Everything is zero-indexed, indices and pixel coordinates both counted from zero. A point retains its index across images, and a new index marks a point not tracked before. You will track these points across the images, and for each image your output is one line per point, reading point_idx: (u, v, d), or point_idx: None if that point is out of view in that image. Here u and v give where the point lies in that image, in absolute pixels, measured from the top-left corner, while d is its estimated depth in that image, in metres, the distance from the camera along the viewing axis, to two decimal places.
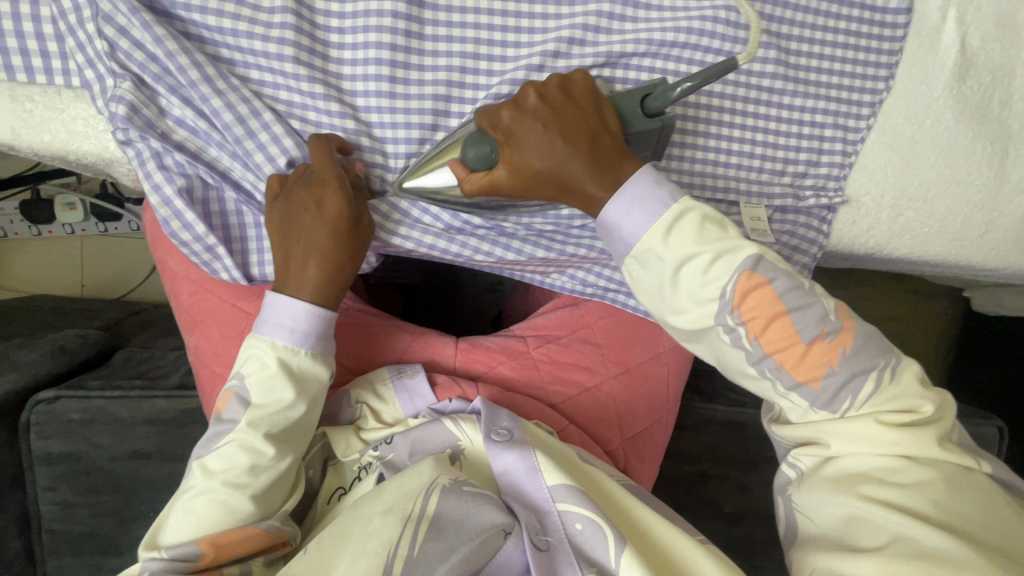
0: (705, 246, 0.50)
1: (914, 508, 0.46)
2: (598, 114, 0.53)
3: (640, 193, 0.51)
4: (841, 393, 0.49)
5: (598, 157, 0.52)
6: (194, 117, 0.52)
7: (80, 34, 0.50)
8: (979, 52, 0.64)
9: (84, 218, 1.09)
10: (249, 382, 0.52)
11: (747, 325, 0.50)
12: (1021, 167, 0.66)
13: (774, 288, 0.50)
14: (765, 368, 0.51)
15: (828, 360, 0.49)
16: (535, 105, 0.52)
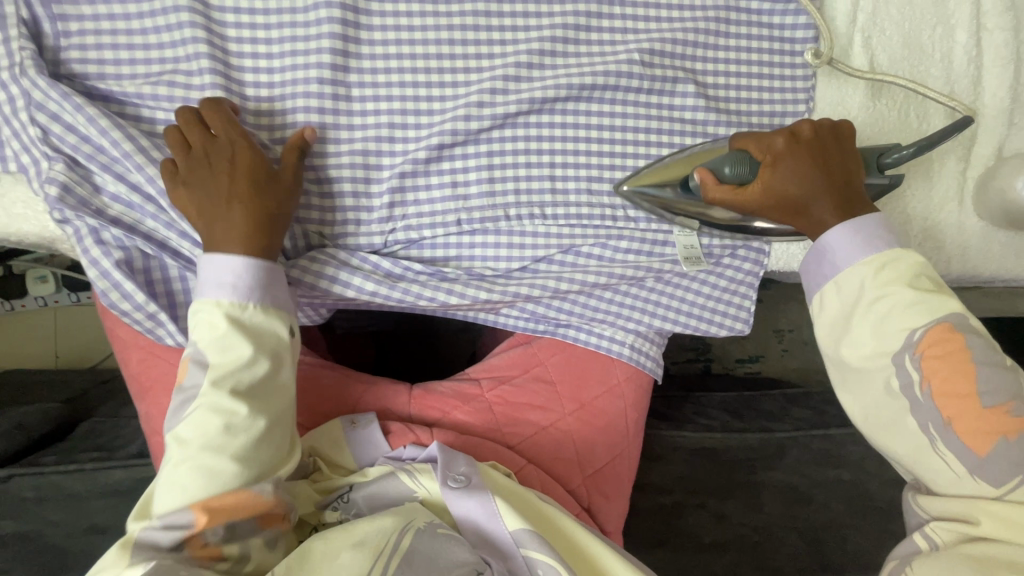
0: (917, 291, 0.50)
1: None
2: (852, 156, 0.57)
3: (861, 232, 0.53)
4: (1012, 474, 0.44)
5: (844, 192, 0.56)
6: (129, 191, 0.54)
7: (15, 122, 0.52)
8: (889, 72, 0.68)
9: (55, 290, 1.11)
10: (206, 345, 0.49)
11: (926, 370, 0.48)
12: (945, 176, 0.70)
13: (975, 348, 0.48)
14: (929, 424, 0.47)
15: (1005, 430, 0.45)
16: (808, 136, 0.57)
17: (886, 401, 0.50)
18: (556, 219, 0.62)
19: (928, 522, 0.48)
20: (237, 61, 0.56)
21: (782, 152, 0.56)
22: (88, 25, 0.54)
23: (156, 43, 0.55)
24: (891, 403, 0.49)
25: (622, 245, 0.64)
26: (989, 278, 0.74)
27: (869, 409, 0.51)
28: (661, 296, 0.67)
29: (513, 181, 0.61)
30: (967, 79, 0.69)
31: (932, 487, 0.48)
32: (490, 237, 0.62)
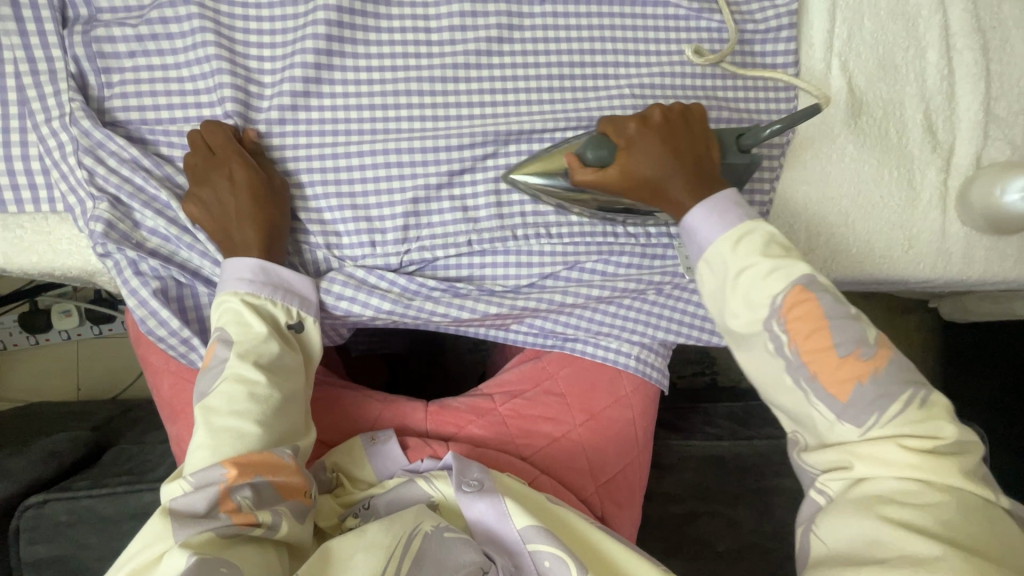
0: (771, 258, 0.52)
1: (929, 528, 0.43)
2: (703, 139, 0.59)
3: (717, 211, 0.56)
4: (873, 413, 0.48)
5: (697, 173, 0.58)
6: (166, 225, 0.58)
7: (62, 166, 0.57)
8: (869, 92, 0.72)
9: (79, 323, 1.15)
10: (228, 326, 0.55)
11: (790, 331, 0.50)
12: (929, 186, 0.73)
13: (824, 305, 0.50)
14: (801, 377, 0.50)
15: (857, 375, 0.48)
16: (659, 121, 0.59)
17: (767, 365, 0.52)
18: (560, 238, 0.66)
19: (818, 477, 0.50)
20: (258, 101, 0.62)
21: (637, 138, 0.58)
22: (130, 76, 0.59)
23: (191, 89, 0.60)
24: (771, 368, 0.52)
25: (624, 260, 0.68)
26: (981, 280, 0.78)
27: (758, 376, 0.54)
28: (663, 309, 0.70)
29: (520, 203, 0.66)
30: (941, 95, 0.73)
31: (812, 441, 0.51)
32: (499, 256, 0.66)
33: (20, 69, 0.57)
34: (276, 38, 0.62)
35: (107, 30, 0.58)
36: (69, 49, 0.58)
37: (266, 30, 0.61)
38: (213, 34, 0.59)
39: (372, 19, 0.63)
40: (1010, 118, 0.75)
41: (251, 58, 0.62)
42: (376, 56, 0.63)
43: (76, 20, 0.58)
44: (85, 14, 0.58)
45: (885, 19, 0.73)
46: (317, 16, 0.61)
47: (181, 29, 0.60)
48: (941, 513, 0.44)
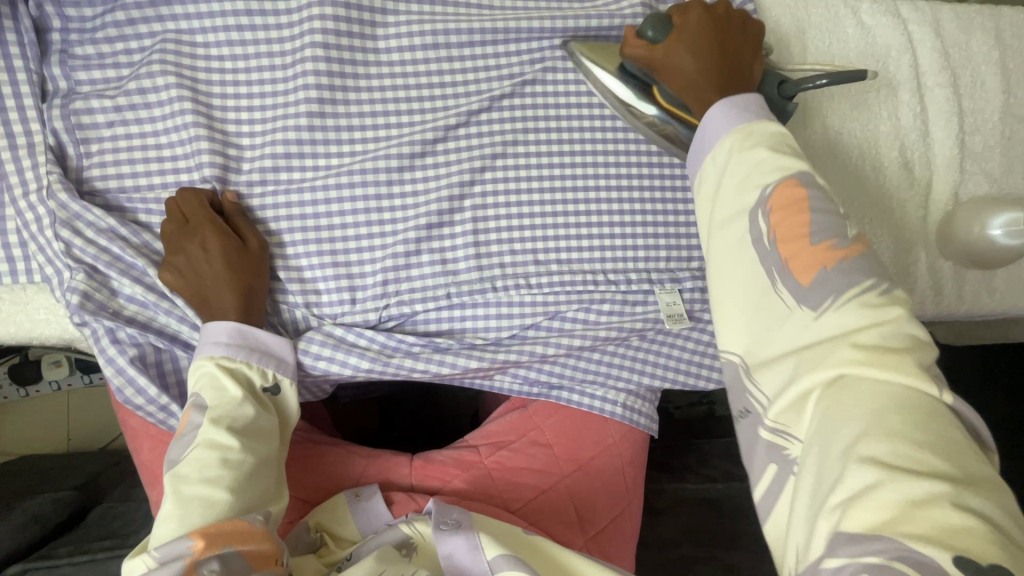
0: (772, 151, 0.48)
1: (885, 450, 0.35)
2: (751, 56, 0.58)
3: (739, 104, 0.52)
4: (833, 296, 0.42)
5: (733, 74, 0.56)
6: (143, 292, 0.58)
7: (40, 238, 0.58)
8: (846, 134, 0.73)
9: (69, 372, 1.13)
10: (202, 388, 0.55)
11: (770, 216, 0.46)
12: (910, 222, 0.74)
13: (811, 198, 0.45)
14: (771, 267, 0.45)
15: (827, 260, 0.43)
16: (718, 13, 0.57)
17: (733, 266, 0.47)
18: (541, 288, 0.66)
19: (766, 411, 0.43)
20: (236, 164, 0.62)
21: (692, 23, 0.56)
22: (108, 146, 0.60)
23: (168, 156, 0.61)
24: (738, 262, 0.47)
25: (605, 307, 0.68)
26: (969, 314, 0.77)
27: (724, 280, 0.48)
28: (647, 354, 0.70)
29: (499, 255, 0.66)
30: (916, 134, 0.74)
31: (758, 356, 0.44)
32: (480, 308, 0.66)
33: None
34: (255, 103, 0.63)
35: (86, 103, 0.60)
36: (49, 122, 0.59)
37: (244, 95, 0.62)
38: (190, 103, 0.61)
39: (348, 80, 0.63)
40: (984, 153, 0.75)
41: (229, 123, 0.62)
42: (353, 117, 0.64)
43: (55, 94, 0.60)
44: (64, 87, 0.60)
45: (855, 64, 0.74)
46: (300, 85, 0.62)
47: (159, 98, 0.61)
48: (891, 418, 0.36)
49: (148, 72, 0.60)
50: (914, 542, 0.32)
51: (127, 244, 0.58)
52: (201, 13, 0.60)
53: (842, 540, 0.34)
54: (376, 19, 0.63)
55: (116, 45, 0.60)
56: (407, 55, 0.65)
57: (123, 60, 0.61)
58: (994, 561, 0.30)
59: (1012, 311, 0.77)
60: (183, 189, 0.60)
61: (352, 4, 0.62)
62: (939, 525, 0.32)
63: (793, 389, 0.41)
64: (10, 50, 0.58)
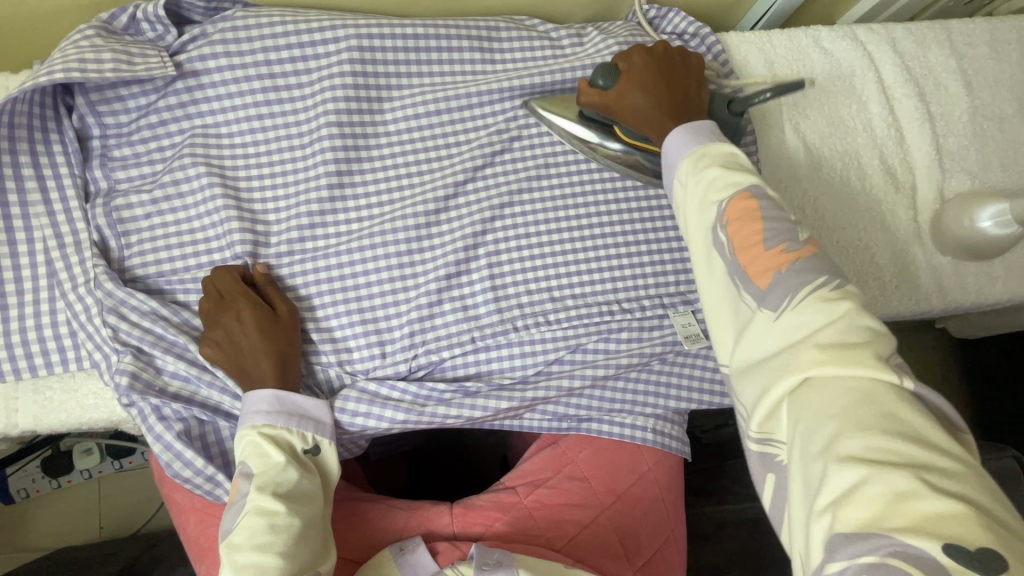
0: (726, 168, 0.51)
1: (863, 447, 0.36)
2: (698, 82, 0.63)
3: (692, 131, 0.56)
4: (789, 299, 0.43)
5: (682, 102, 0.61)
6: (186, 367, 0.61)
7: (88, 326, 0.61)
8: (824, 149, 0.78)
9: (99, 460, 1.13)
10: (250, 456, 0.57)
11: (728, 229, 0.48)
12: (902, 224, 0.77)
13: (762, 207, 0.48)
14: (734, 275, 0.47)
15: (778, 264, 0.45)
16: (660, 54, 0.63)
17: (707, 278, 0.50)
18: (560, 323, 0.69)
19: (748, 422, 0.44)
20: (265, 238, 0.67)
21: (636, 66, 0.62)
22: (148, 235, 0.65)
23: (202, 238, 0.66)
24: (710, 271, 0.49)
25: (623, 335, 0.70)
26: (973, 306, 0.79)
27: (700, 297, 0.50)
28: (670, 377, 0.72)
29: (517, 297, 0.69)
30: (892, 142, 0.79)
31: (736, 364, 0.46)
32: (504, 349, 0.68)
33: (46, 243, 0.63)
34: (279, 181, 0.68)
35: (125, 199, 0.65)
36: (93, 220, 0.64)
37: (267, 176, 0.68)
38: (220, 187, 0.66)
39: (363, 152, 0.69)
40: (960, 152, 0.80)
41: (255, 202, 0.67)
42: (371, 185, 0.69)
43: (97, 194, 0.65)
44: (105, 187, 0.66)
45: (826, 88, 0.80)
46: (319, 159, 0.68)
47: (191, 187, 0.66)
48: (860, 414, 0.37)
49: (180, 165, 0.66)
50: (902, 537, 0.32)
51: (169, 324, 0.62)
52: (227, 107, 0.67)
53: (837, 544, 0.34)
54: (381, 97, 0.70)
55: (150, 144, 0.66)
56: (413, 123, 0.71)
57: (157, 156, 0.67)
58: (983, 547, 0.30)
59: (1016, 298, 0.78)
60: (218, 266, 0.64)
61: (360, 87, 0.69)
62: (923, 516, 0.32)
63: (769, 397, 0.42)
64: (57, 159, 0.65)
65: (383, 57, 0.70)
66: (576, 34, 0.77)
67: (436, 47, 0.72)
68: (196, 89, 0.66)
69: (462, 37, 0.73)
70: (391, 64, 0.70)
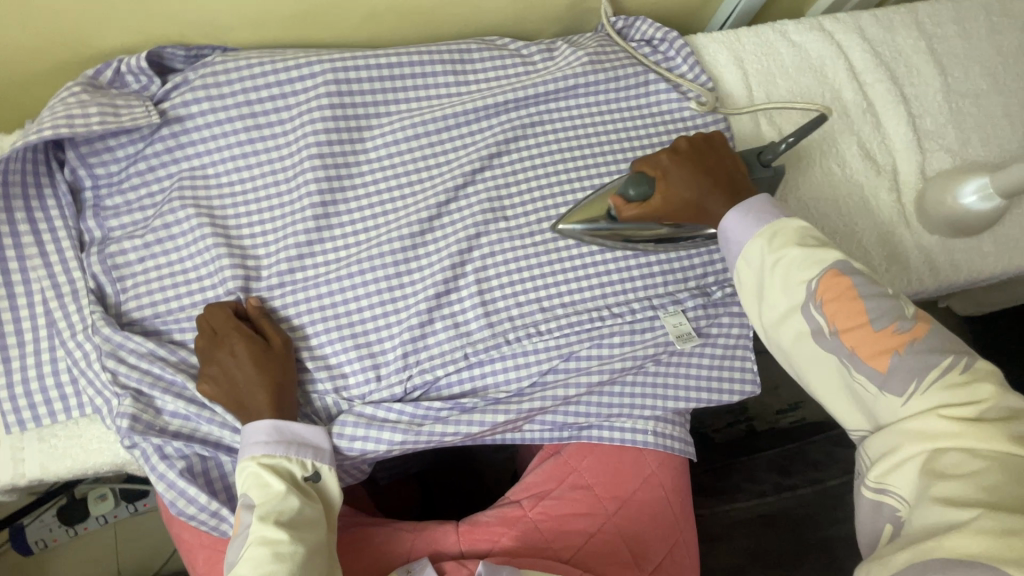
0: (803, 248, 0.52)
1: (990, 499, 0.37)
2: (733, 160, 0.65)
3: (749, 208, 0.57)
4: (914, 383, 0.44)
5: (731, 186, 0.63)
6: (185, 405, 0.62)
7: (88, 371, 0.63)
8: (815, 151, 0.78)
9: (114, 504, 1.13)
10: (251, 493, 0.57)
11: (828, 311, 0.49)
12: (886, 206, 0.77)
13: (858, 286, 0.49)
14: (842, 356, 0.48)
15: (895, 345, 0.46)
16: (686, 149, 0.65)
17: (806, 355, 0.50)
18: (551, 332, 0.69)
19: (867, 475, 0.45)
20: (256, 272, 0.68)
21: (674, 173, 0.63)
22: (142, 278, 0.66)
23: (194, 277, 0.67)
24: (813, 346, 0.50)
25: (616, 340, 0.70)
26: (968, 282, 0.78)
27: (812, 373, 0.50)
28: (667, 378, 0.72)
29: (506, 309, 0.69)
30: (870, 127, 0.80)
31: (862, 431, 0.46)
32: (498, 362, 0.68)
33: (45, 293, 0.65)
34: (264, 215, 0.69)
35: (119, 245, 0.67)
36: (88, 268, 0.66)
37: (254, 211, 0.69)
38: (209, 226, 0.68)
39: (346, 180, 0.71)
40: (938, 131, 0.80)
41: (244, 238, 0.69)
42: (357, 212, 0.71)
43: (91, 243, 0.67)
44: (99, 235, 0.68)
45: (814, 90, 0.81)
46: (304, 191, 0.70)
47: (181, 228, 0.68)
48: (987, 473, 0.38)
49: (170, 208, 0.68)
50: (1010, 569, 0.33)
51: (166, 363, 0.63)
52: (212, 149, 0.69)
53: (937, 566, 0.36)
54: (361, 126, 0.72)
55: (140, 191, 0.69)
56: (394, 149, 0.73)
57: (147, 202, 0.69)
58: None
59: (1010, 270, 0.78)
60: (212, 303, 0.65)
61: (340, 118, 0.71)
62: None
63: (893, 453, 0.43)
64: (51, 212, 0.67)
65: (360, 88, 0.72)
66: (547, 48, 0.78)
67: (410, 74, 0.74)
68: (181, 134, 0.68)
69: (434, 63, 0.75)
70: (368, 94, 0.73)
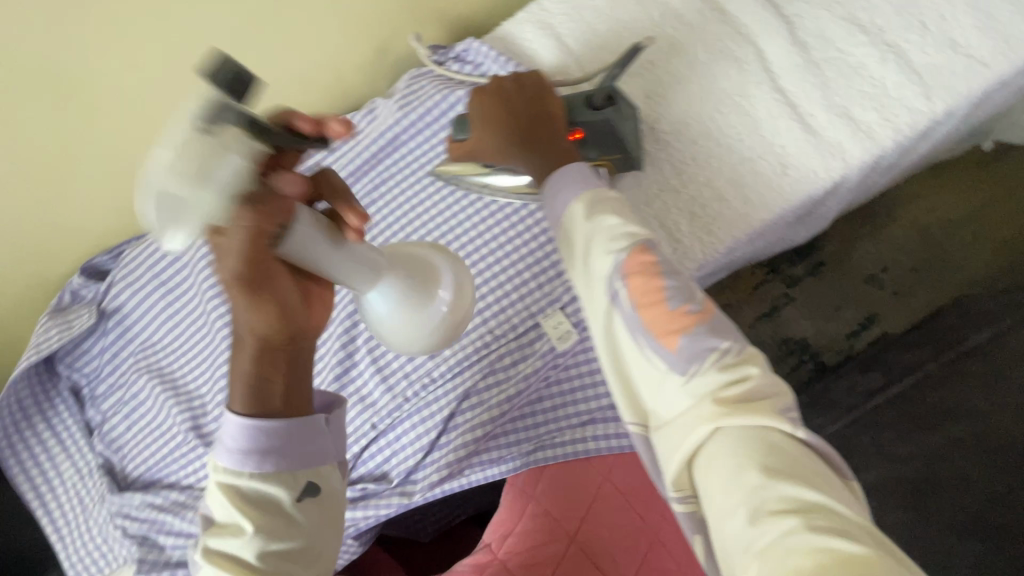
0: (621, 219, 0.47)
1: (789, 493, 0.36)
2: (544, 101, 0.55)
3: (568, 170, 0.50)
4: (694, 365, 0.42)
5: (531, 130, 0.54)
6: (179, 539, 0.74)
7: (110, 531, 0.77)
8: (660, 91, 0.67)
9: None
10: (232, 510, 0.40)
11: (631, 284, 0.44)
12: (764, 94, 0.64)
13: (662, 263, 0.45)
14: (636, 332, 0.44)
15: (685, 326, 0.43)
16: (496, 88, 0.56)
17: (609, 331, 0.46)
18: (443, 377, 0.69)
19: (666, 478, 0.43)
20: (203, 409, 0.79)
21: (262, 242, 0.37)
22: (131, 444, 0.81)
23: (163, 429, 0.80)
24: (610, 329, 0.46)
25: (510, 361, 0.69)
26: (903, 137, 0.60)
27: (610, 355, 0.46)
28: (572, 381, 0.69)
29: (398, 368, 0.70)
30: (714, 22, 0.67)
31: (657, 417, 0.44)
32: (408, 423, 0.69)
33: (72, 479, 0.82)
34: (196, 359, 0.81)
35: (111, 425, 0.83)
36: (95, 449, 0.82)
37: (188, 359, 0.81)
38: (162, 385, 0.81)
39: None
40: None
41: (189, 384, 0.81)
42: None
43: (94, 427, 0.84)
44: (98, 420, 0.84)
45: (206, 168, 0.32)
46: (214, 328, 0.80)
47: (145, 394, 0.82)
48: (769, 460, 0.38)
49: (134, 381, 0.83)
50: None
51: (156, 507, 0.76)
52: (148, 321, 0.83)
53: None
54: None
55: (115, 375, 0.84)
56: None
57: (118, 382, 0.84)
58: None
59: (950, 103, 0.60)
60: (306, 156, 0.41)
61: None
62: (845, 559, 0.32)
63: (683, 447, 0.41)
64: (63, 415, 0.84)
65: None
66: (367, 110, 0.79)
67: None
68: (124, 320, 0.84)
69: None
70: None
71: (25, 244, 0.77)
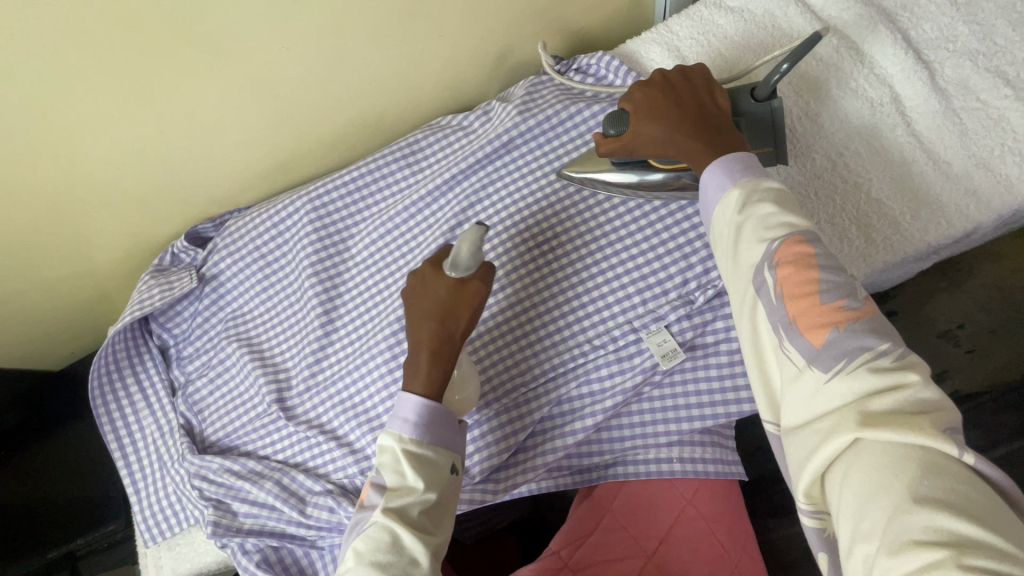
0: (778, 210, 0.48)
1: (939, 523, 0.34)
2: (711, 94, 0.58)
3: (728, 165, 0.52)
4: (840, 362, 0.41)
5: (703, 119, 0.56)
6: (253, 507, 0.75)
7: (186, 490, 0.79)
8: (789, 123, 0.67)
9: None
10: (396, 471, 0.54)
11: (780, 273, 0.45)
12: (900, 133, 0.64)
13: (819, 255, 0.45)
14: (779, 326, 0.45)
15: (836, 320, 0.42)
16: (662, 82, 0.59)
17: (753, 322, 0.47)
18: (539, 380, 0.70)
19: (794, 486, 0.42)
20: (288, 383, 0.81)
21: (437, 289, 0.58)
22: (213, 408, 0.83)
23: (248, 398, 0.82)
24: (755, 324, 0.47)
25: (605, 372, 0.69)
26: None
27: (754, 349, 0.47)
28: (665, 400, 0.69)
29: (494, 365, 0.71)
30: (849, 61, 0.67)
31: (789, 417, 0.43)
32: (496, 421, 0.70)
33: (153, 436, 0.84)
34: (287, 333, 0.83)
35: (196, 388, 0.85)
36: (178, 409, 0.84)
37: (279, 332, 0.83)
38: (250, 354, 0.83)
39: (340, 285, 0.82)
40: (946, 35, 0.66)
41: (276, 357, 0.82)
42: (354, 310, 0.80)
43: (179, 387, 0.86)
44: (183, 381, 0.86)
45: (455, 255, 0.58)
46: (309, 305, 0.81)
47: (232, 361, 0.84)
48: (919, 485, 0.35)
49: (223, 348, 0.85)
50: None
51: (234, 473, 0.77)
52: (245, 291, 0.86)
53: None
54: (343, 237, 0.83)
55: (206, 340, 0.87)
56: (373, 248, 0.82)
57: (209, 346, 0.86)
58: None
59: None
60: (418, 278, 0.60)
61: (323, 236, 0.83)
62: None
63: (818, 455, 0.39)
64: (150, 371, 0.87)
65: (335, 206, 0.83)
66: (483, 113, 0.82)
67: (370, 178, 0.83)
68: (221, 287, 0.87)
69: (388, 161, 0.83)
70: (342, 209, 0.83)
71: (141, 205, 0.80)
